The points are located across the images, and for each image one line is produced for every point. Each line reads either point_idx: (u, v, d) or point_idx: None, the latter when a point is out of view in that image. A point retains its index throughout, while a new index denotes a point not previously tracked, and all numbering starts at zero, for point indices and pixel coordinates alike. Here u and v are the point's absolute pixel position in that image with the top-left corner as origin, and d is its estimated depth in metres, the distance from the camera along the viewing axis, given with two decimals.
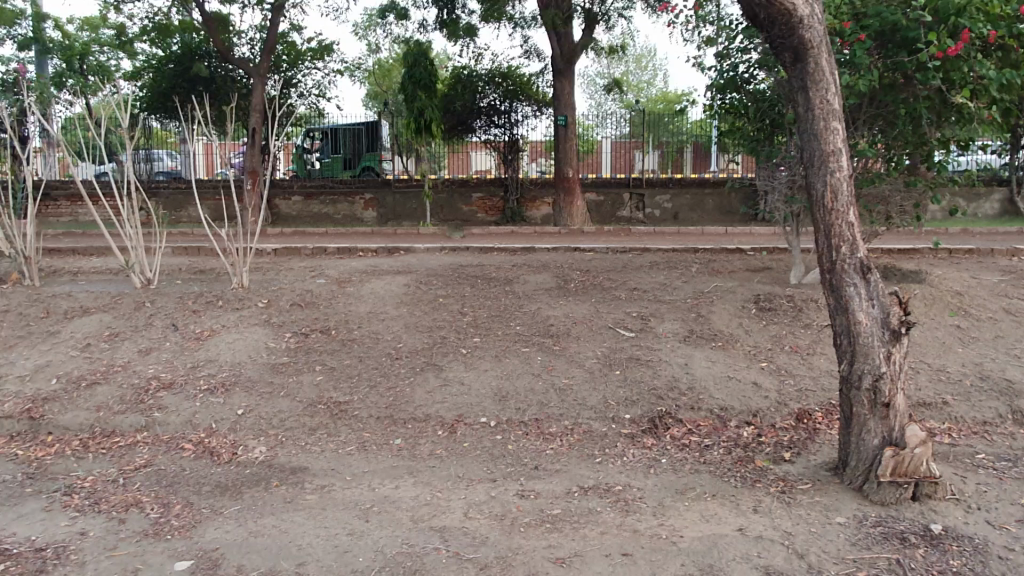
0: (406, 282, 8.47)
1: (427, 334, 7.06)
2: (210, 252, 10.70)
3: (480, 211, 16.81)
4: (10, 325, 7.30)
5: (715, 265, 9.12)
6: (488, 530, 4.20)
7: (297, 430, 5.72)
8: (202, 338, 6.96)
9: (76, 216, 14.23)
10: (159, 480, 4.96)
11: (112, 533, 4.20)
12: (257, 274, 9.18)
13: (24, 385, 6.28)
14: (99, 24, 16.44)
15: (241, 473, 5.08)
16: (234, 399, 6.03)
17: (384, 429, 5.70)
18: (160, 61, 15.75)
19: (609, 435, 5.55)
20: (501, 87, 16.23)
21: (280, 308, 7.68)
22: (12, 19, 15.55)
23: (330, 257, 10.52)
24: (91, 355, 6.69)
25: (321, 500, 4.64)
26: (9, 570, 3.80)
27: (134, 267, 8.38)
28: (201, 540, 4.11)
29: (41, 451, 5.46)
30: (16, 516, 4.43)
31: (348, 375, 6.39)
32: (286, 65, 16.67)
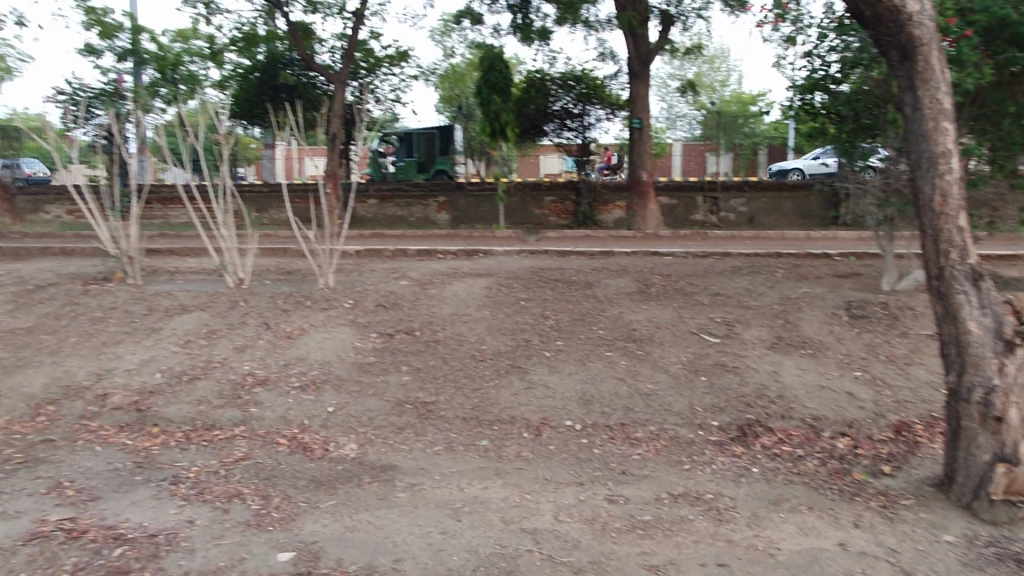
0: (487, 284, 8.58)
1: (510, 336, 7.12)
2: (296, 254, 11.08)
3: (553, 215, 16.82)
4: (116, 321, 7.71)
5: (801, 270, 8.87)
6: (580, 533, 4.20)
7: (386, 428, 5.86)
8: (292, 337, 7.19)
9: (168, 219, 14.92)
10: (257, 473, 5.14)
11: (218, 523, 4.38)
12: (342, 275, 9.44)
13: (132, 377, 6.61)
14: (191, 35, 17.20)
15: (335, 469, 5.23)
16: (325, 398, 6.22)
17: (470, 430, 5.78)
18: (247, 71, 16.36)
19: (697, 442, 5.46)
20: (574, 90, 16.16)
21: (366, 309, 7.89)
22: (113, 33, 16.45)
23: (410, 259, 10.73)
24: (191, 351, 7.01)
25: (412, 498, 4.73)
26: (127, 553, 4.00)
27: (228, 267, 8.78)
28: (301, 533, 4.24)
29: (148, 441, 5.72)
30: (130, 502, 4.68)
31: (435, 375, 6.51)
32: (365, 72, 17.09)
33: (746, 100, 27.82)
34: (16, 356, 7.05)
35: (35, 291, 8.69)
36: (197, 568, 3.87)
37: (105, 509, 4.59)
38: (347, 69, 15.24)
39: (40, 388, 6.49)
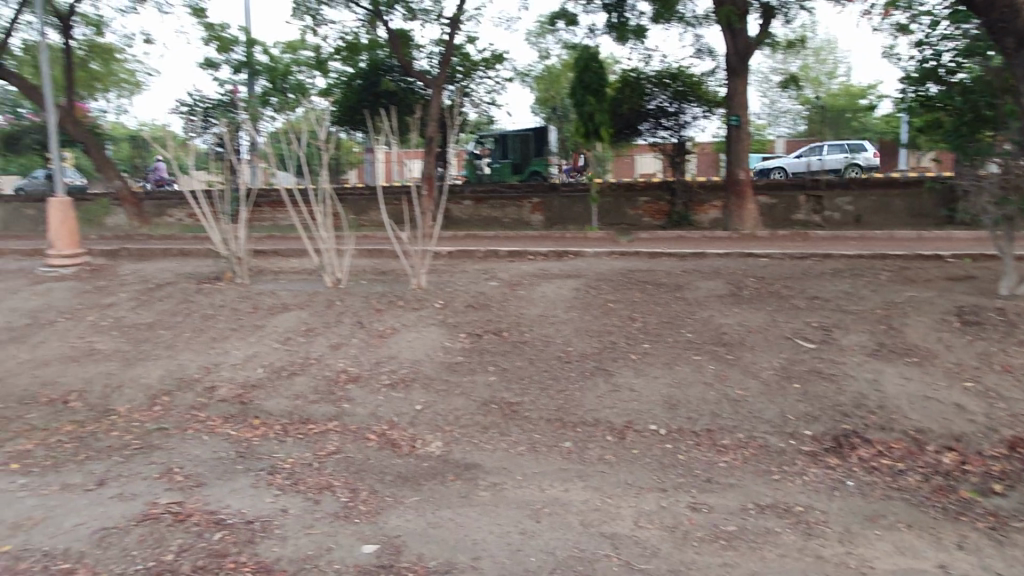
0: (576, 286, 8.57)
1: (597, 339, 7.09)
2: (392, 255, 11.42)
3: (647, 215, 16.56)
4: (225, 317, 8.21)
5: (908, 273, 8.37)
6: (660, 541, 4.14)
7: (472, 426, 5.95)
8: (384, 336, 7.45)
9: (276, 221, 15.71)
10: (347, 467, 5.34)
11: (309, 513, 4.59)
12: (435, 275, 9.64)
13: (237, 371, 7.01)
14: (299, 46, 18.04)
15: (421, 465, 5.36)
16: (414, 395, 6.40)
17: (554, 431, 5.79)
18: (350, 78, 16.97)
19: (788, 452, 5.26)
20: (670, 88, 15.82)
21: (456, 309, 8.05)
22: (229, 46, 17.46)
23: (501, 260, 10.85)
24: (291, 348, 7.37)
25: (493, 497, 4.79)
26: (225, 538, 4.25)
27: (327, 267, 9.18)
28: (386, 526, 4.39)
29: (249, 432, 6.03)
30: (231, 489, 4.98)
31: (520, 376, 6.57)
32: (461, 75, 17.40)
33: (856, 93, 26.39)
34: (136, 350, 7.61)
35: (154, 290, 9.36)
36: (287, 555, 4.06)
37: (209, 495, 4.90)
38: (443, 74, 15.59)
39: (156, 378, 6.98)
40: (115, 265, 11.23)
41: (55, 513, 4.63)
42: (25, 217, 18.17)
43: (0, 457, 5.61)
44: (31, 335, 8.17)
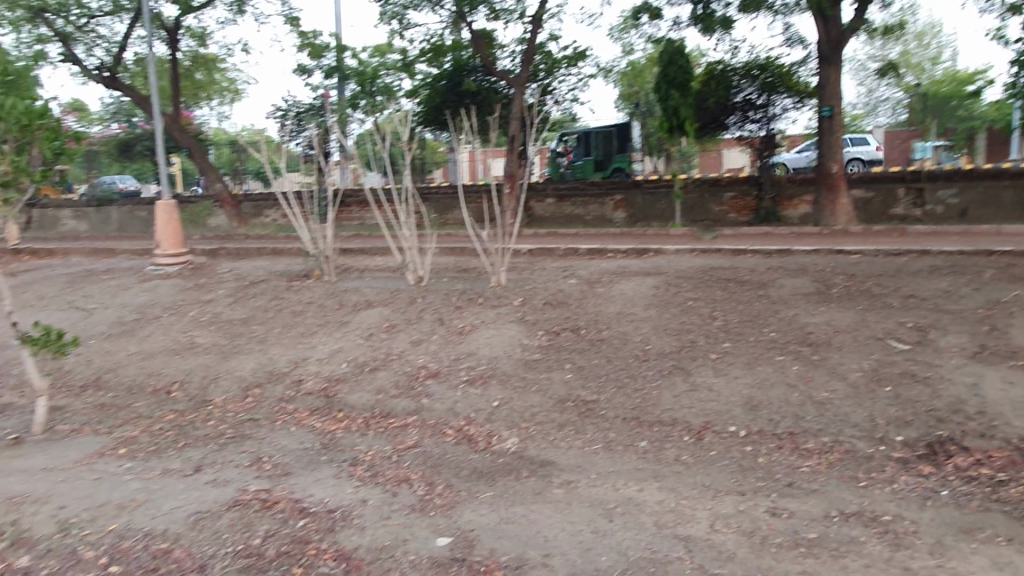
0: (655, 284, 8.46)
1: (675, 337, 6.99)
2: (473, 253, 11.57)
3: (732, 211, 16.12)
4: (314, 314, 8.56)
5: (1017, 270, 7.83)
6: (736, 545, 4.04)
7: (548, 424, 5.96)
8: (463, 333, 7.58)
9: (364, 220, 16.19)
10: (425, 460, 5.47)
11: (387, 504, 4.73)
12: (514, 273, 9.70)
13: (323, 366, 7.28)
14: (386, 50, 18.53)
15: (496, 461, 5.43)
16: (491, 392, 6.48)
17: (630, 430, 5.74)
18: (435, 79, 17.27)
19: (876, 458, 5.03)
20: (758, 80, 15.32)
21: (534, 307, 8.09)
22: (321, 53, 18.10)
23: (581, 258, 10.82)
24: (374, 344, 7.60)
25: (567, 494, 4.80)
26: (308, 525, 4.43)
27: (409, 265, 9.41)
28: (459, 519, 4.48)
29: (333, 424, 6.26)
30: (315, 479, 5.19)
31: (597, 374, 6.55)
32: (544, 73, 17.42)
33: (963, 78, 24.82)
34: (232, 344, 8.02)
35: (249, 287, 9.83)
36: (365, 544, 4.20)
37: (294, 483, 5.12)
38: (525, 72, 15.66)
39: (249, 371, 7.34)
40: (215, 264, 11.86)
41: (155, 496, 4.95)
42: (137, 219, 19.43)
43: (110, 442, 6.05)
44: (139, 329, 8.75)
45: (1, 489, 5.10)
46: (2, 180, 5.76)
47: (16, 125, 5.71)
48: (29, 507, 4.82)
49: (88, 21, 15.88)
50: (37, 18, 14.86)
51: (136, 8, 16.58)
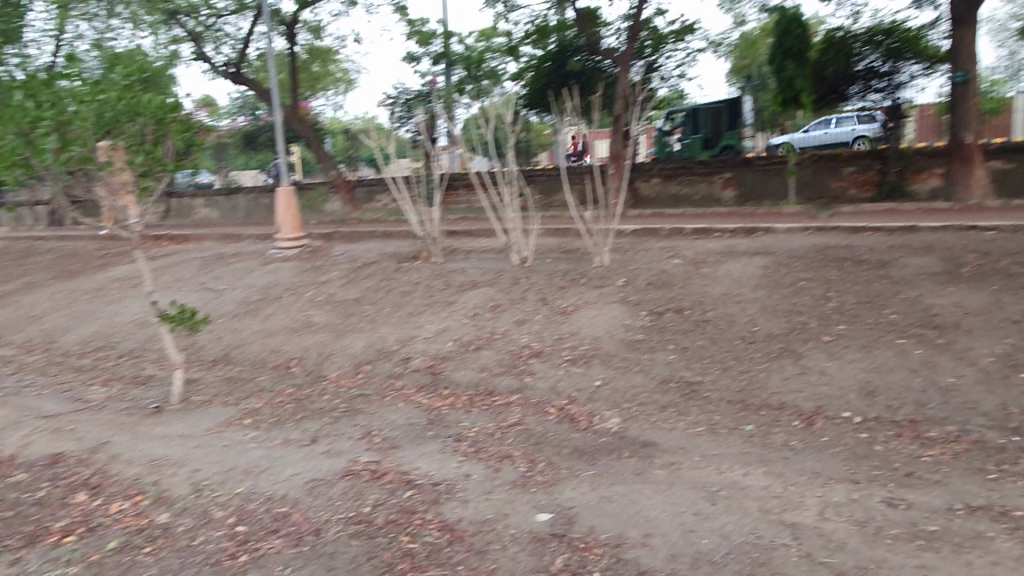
0: (765, 264, 8.17)
1: (785, 319, 6.74)
2: (577, 233, 11.56)
3: (853, 187, 15.24)
4: (422, 293, 8.84)
5: None
6: (847, 535, 3.88)
7: (650, 405, 5.90)
8: (567, 313, 7.62)
9: (470, 203, 16.47)
10: (528, 438, 5.56)
11: (490, 479, 4.85)
12: (618, 253, 9.61)
13: (431, 344, 7.51)
14: (491, 34, 18.69)
15: (597, 440, 5.44)
16: (593, 371, 6.48)
17: (736, 413, 5.59)
18: (539, 60, 17.22)
19: (1008, 450, 4.67)
20: (882, 46, 14.33)
21: (638, 288, 8.00)
22: (429, 39, 18.45)
23: (687, 237, 10.59)
24: (478, 323, 7.76)
25: (669, 476, 4.75)
26: (414, 496, 4.62)
27: (514, 246, 9.54)
28: (560, 497, 4.53)
29: (439, 401, 6.45)
30: (422, 453, 5.39)
31: (702, 356, 6.41)
32: (650, 50, 17.01)
33: None
34: (345, 323, 8.40)
35: (361, 268, 10.23)
36: (468, 517, 4.33)
37: (402, 456, 5.34)
38: (631, 49, 15.38)
39: (361, 349, 7.67)
40: (330, 246, 12.43)
41: (275, 463, 5.29)
42: (261, 206, 20.62)
43: (237, 413, 6.51)
44: (262, 309, 9.32)
45: (145, 452, 5.61)
46: (141, 170, 6.27)
47: (152, 119, 6.24)
48: (168, 469, 5.28)
49: (216, 20, 16.92)
50: (172, 20, 15.97)
51: (258, 6, 17.49)
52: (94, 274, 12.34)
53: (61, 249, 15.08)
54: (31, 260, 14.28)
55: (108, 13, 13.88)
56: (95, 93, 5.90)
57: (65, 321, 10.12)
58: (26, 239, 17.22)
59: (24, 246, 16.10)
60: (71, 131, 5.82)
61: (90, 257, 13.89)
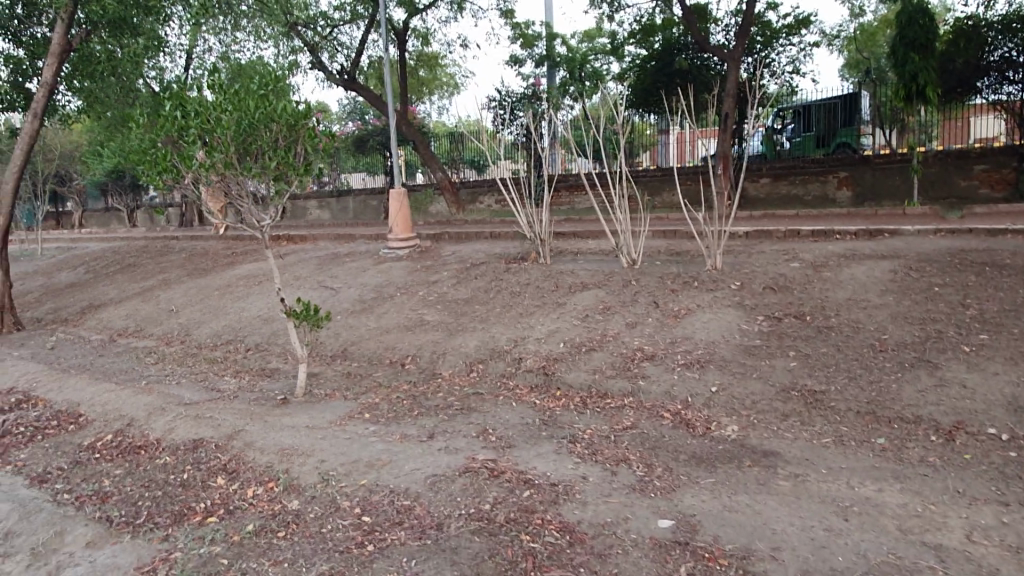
0: (894, 268, 7.75)
1: (918, 328, 6.39)
2: (686, 235, 11.33)
3: (985, 186, 14.19)
4: (532, 295, 8.91)
5: None
6: (1001, 561, 3.62)
7: (770, 413, 5.71)
8: (679, 316, 7.50)
9: (573, 205, 16.47)
10: (643, 442, 5.50)
11: (607, 482, 4.84)
12: (731, 256, 9.35)
13: (542, 344, 7.56)
14: (595, 34, 18.62)
15: (715, 448, 5.31)
16: (709, 376, 6.33)
17: (865, 425, 5.33)
18: (645, 60, 17.06)
19: None
20: (1018, 35, 13.96)
21: (754, 291, 7.77)
22: (533, 42, 18.58)
23: (804, 239, 10.17)
24: (589, 325, 7.75)
25: (795, 488, 4.57)
26: (533, 496, 4.66)
27: (623, 248, 9.45)
28: (680, 504, 4.45)
29: (552, 402, 6.49)
30: (537, 453, 5.44)
31: (825, 364, 6.15)
32: (761, 46, 16.54)
33: None
34: (457, 322, 8.58)
35: (471, 269, 10.42)
36: (588, 519, 4.32)
37: (518, 456, 5.40)
38: (742, 46, 14.95)
39: (473, 348, 7.80)
40: (439, 247, 12.71)
41: (396, 457, 5.46)
42: (370, 208, 21.37)
43: (357, 407, 6.77)
44: (376, 306, 9.65)
45: (276, 441, 5.91)
46: (275, 175, 6.65)
47: (285, 124, 6.56)
48: (297, 458, 5.55)
49: (332, 30, 17.69)
50: (292, 31, 16.83)
51: (371, 15, 18.14)
52: (223, 272, 13.13)
53: (192, 248, 16.15)
54: (167, 258, 15.37)
55: (234, 27, 14.77)
56: (238, 102, 6.33)
57: (198, 316, 10.83)
58: (162, 239, 18.53)
59: (160, 246, 17.34)
60: (215, 138, 6.28)
61: (219, 255, 14.81)
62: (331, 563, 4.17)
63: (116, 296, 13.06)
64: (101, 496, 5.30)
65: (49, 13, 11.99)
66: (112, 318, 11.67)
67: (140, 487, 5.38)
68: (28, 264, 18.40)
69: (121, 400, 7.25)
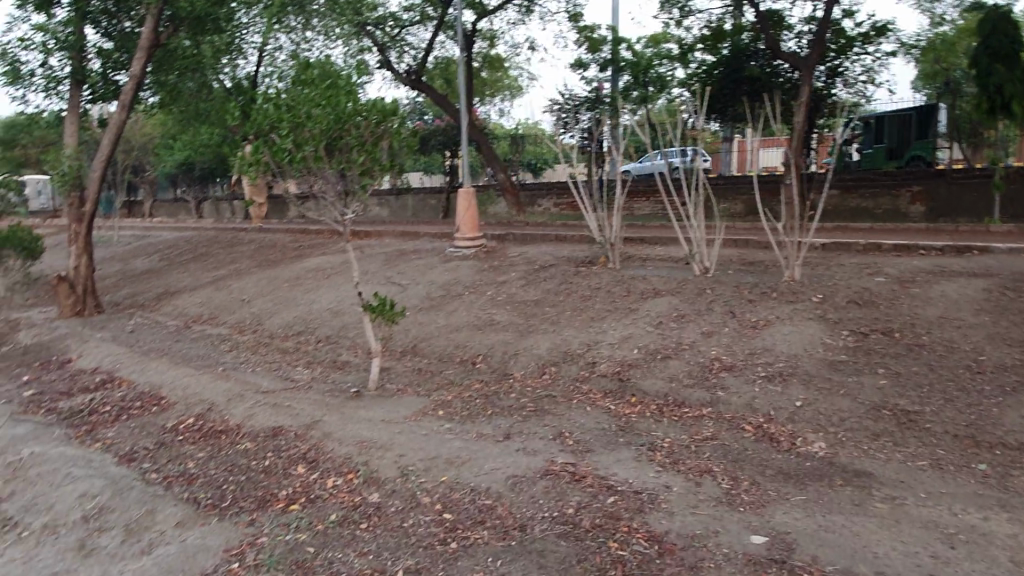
0: (988, 287, 7.40)
1: (1018, 351, 6.10)
2: (758, 245, 11.06)
3: None
4: (602, 299, 8.81)
5: None
6: None
7: (860, 432, 5.49)
8: (758, 327, 7.30)
9: (638, 210, 16.30)
10: (725, 454, 5.36)
11: (692, 493, 4.72)
12: (809, 267, 9.07)
13: (615, 350, 7.45)
14: (661, 39, 18.35)
15: (804, 464, 5.14)
16: (793, 391, 6.13)
17: (964, 450, 5.10)
18: (712, 67, 16.66)
19: None
20: None
21: (836, 305, 7.52)
22: (598, 45, 18.42)
23: (885, 253, 9.81)
24: (663, 332, 7.61)
25: (894, 511, 4.38)
26: (618, 503, 4.57)
27: (695, 255, 9.29)
28: (773, 520, 4.31)
29: (628, 409, 6.38)
30: (617, 459, 5.35)
31: (918, 383, 5.92)
32: (834, 54, 15.99)
33: None
34: (527, 323, 8.54)
35: (539, 271, 10.37)
36: (676, 529, 4.22)
37: (597, 460, 5.32)
38: (816, 54, 14.45)
39: (546, 350, 7.74)
40: (505, 248, 12.69)
41: (476, 456, 5.44)
42: (428, 207, 21.53)
43: (430, 403, 6.78)
44: (445, 304, 9.68)
45: (354, 433, 5.95)
46: (361, 169, 6.74)
47: (372, 120, 6.62)
48: (376, 451, 5.57)
49: (400, 30, 17.86)
50: (361, 31, 17.06)
51: (440, 16, 18.25)
52: (293, 264, 13.37)
53: (261, 240, 16.51)
54: (237, 249, 15.76)
55: (305, 25, 15.03)
56: (328, 96, 6.40)
57: (270, 306, 11.04)
58: (232, 230, 19.01)
59: (229, 237, 17.77)
60: (303, 132, 6.37)
61: (287, 248, 15.10)
62: (417, 559, 4.16)
63: (190, 283, 13.43)
64: (187, 478, 5.43)
65: (140, 9, 12.35)
66: (187, 305, 12.01)
67: (224, 470, 5.49)
68: (105, 251, 19.09)
69: (201, 384, 7.43)
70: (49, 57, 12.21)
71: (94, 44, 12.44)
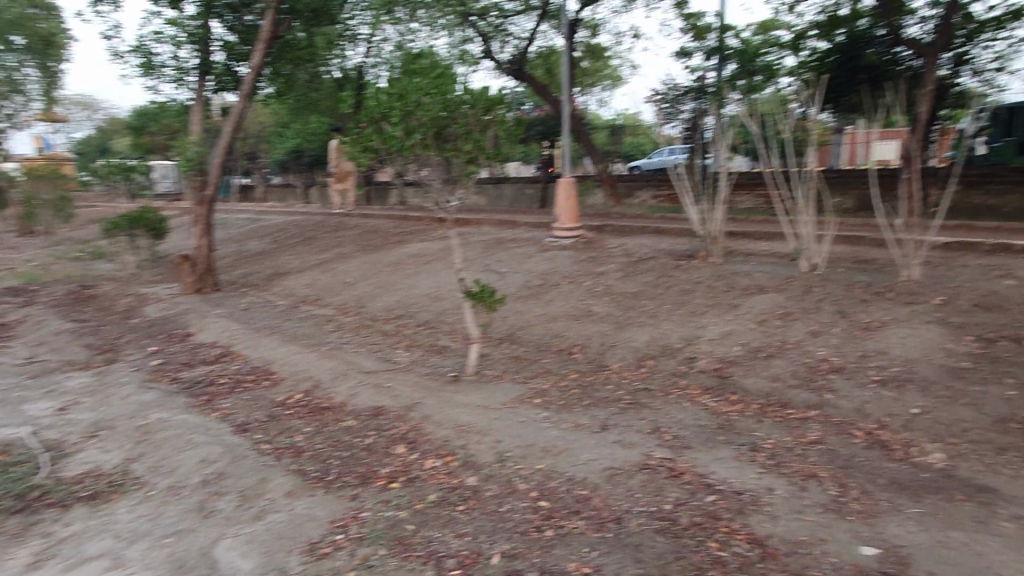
0: None
1: None
2: (873, 242, 10.48)
3: None
4: (703, 294, 8.60)
5: None
6: None
7: (985, 445, 5.14)
8: (871, 329, 6.94)
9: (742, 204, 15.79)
10: (833, 460, 5.13)
11: (797, 498, 4.55)
12: (929, 268, 8.53)
13: (715, 347, 7.27)
14: (771, 26, 17.60)
15: (920, 475, 4.85)
16: (909, 398, 5.80)
17: None
18: (825, 54, 15.85)
19: None
20: None
21: (960, 308, 7.05)
22: (704, 33, 17.87)
23: (1016, 255, 9.09)
24: (767, 330, 7.36)
25: (1022, 531, 4.08)
26: (718, 502, 4.47)
27: (803, 252, 8.93)
28: (885, 532, 4.10)
29: (727, 407, 6.21)
30: (716, 457, 5.22)
31: None
32: (962, 40, 14.86)
33: None
34: (625, 315, 8.45)
35: (637, 263, 10.23)
36: (780, 534, 4.09)
37: (696, 458, 5.22)
38: (942, 41, 13.48)
39: (643, 343, 7.64)
40: (603, 239, 12.59)
41: (571, 446, 5.44)
42: (525, 196, 21.62)
43: (526, 391, 6.84)
44: (543, 294, 9.72)
45: (452, 417, 6.07)
46: (467, 157, 6.82)
47: (479, 109, 6.69)
48: (473, 436, 5.67)
49: (503, 20, 17.94)
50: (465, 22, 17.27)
51: (543, 6, 18.20)
52: (394, 249, 13.75)
53: (363, 225, 17.06)
54: (342, 233, 16.35)
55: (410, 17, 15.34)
56: (436, 87, 6.51)
57: (372, 289, 11.41)
58: (338, 215, 19.75)
59: (335, 221, 18.46)
60: (414, 120, 6.55)
61: (388, 233, 15.53)
62: (512, 544, 4.20)
63: (298, 265, 14.05)
64: (296, 450, 5.70)
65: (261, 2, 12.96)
66: (295, 286, 12.57)
67: (329, 445, 5.74)
68: (222, 232, 20.25)
69: (308, 362, 7.77)
70: (179, 50, 13.03)
71: (219, 37, 13.14)
